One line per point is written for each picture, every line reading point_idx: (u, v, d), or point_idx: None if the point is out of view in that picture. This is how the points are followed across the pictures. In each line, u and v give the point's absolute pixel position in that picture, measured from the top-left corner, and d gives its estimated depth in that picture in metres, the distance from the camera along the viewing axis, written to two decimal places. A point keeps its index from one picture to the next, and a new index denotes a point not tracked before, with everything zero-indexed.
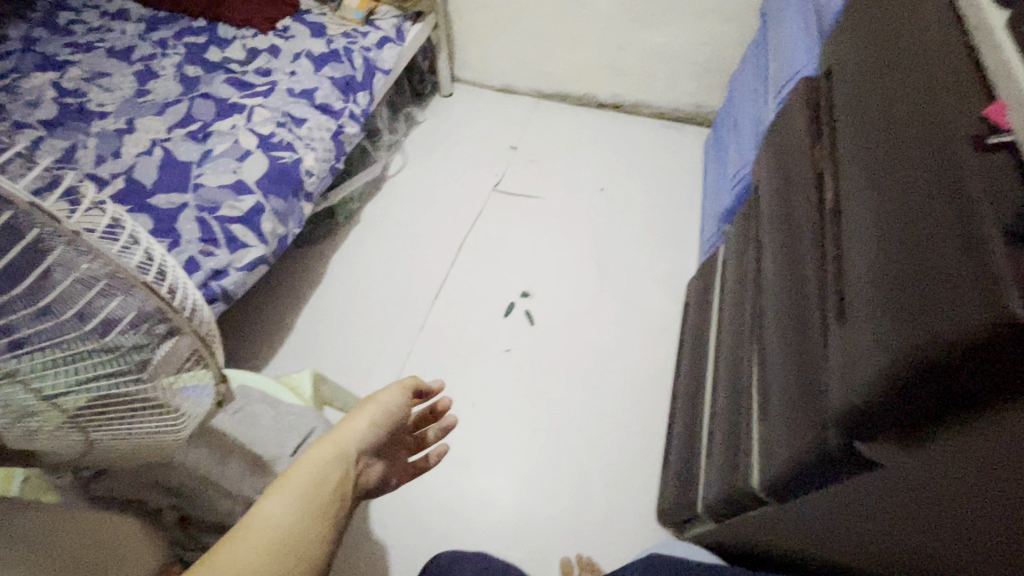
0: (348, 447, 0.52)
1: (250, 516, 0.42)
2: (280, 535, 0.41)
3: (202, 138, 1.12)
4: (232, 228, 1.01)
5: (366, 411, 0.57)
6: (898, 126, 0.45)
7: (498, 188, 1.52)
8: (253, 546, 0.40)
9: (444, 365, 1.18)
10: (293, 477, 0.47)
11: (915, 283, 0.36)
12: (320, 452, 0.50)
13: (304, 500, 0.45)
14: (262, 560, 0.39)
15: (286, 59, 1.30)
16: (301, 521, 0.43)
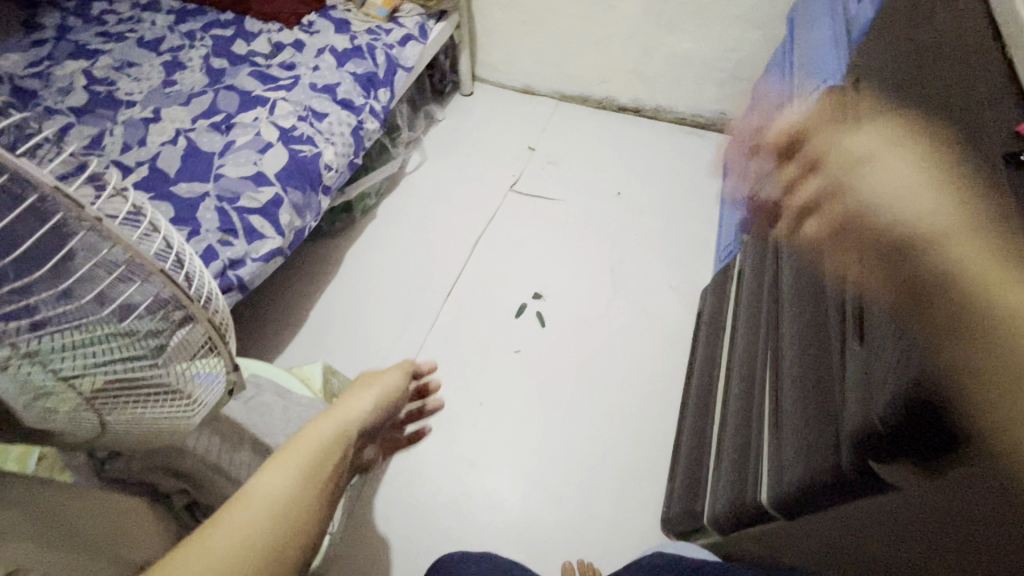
0: (348, 421, 0.54)
1: (253, 482, 0.42)
2: (284, 499, 0.42)
3: (225, 129, 1.13)
4: (251, 219, 1.02)
5: (365, 390, 0.60)
6: (930, 140, 0.43)
7: (516, 188, 1.52)
8: (257, 507, 0.40)
9: (454, 363, 1.18)
10: (294, 447, 0.47)
11: (947, 302, 0.35)
12: (320, 426, 0.51)
13: (306, 468, 0.45)
14: (266, 521, 0.40)
15: (310, 54, 1.31)
16: (301, 488, 0.44)
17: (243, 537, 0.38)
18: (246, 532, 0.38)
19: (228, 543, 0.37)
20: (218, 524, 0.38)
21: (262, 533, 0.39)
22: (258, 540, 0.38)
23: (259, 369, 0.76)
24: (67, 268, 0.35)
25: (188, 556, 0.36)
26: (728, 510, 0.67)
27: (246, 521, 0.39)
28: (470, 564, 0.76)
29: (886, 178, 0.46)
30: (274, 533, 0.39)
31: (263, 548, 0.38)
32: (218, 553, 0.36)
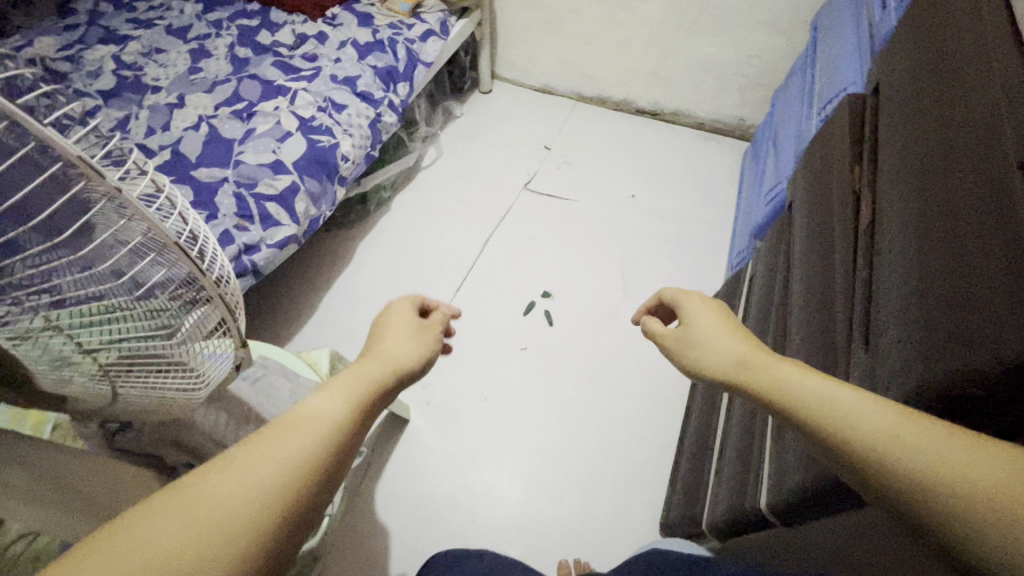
0: (396, 364, 0.49)
1: (298, 407, 0.39)
2: (330, 426, 0.38)
3: (246, 117, 1.15)
4: (267, 205, 1.04)
5: (412, 338, 0.55)
6: (943, 148, 0.43)
7: (530, 187, 1.52)
8: (303, 430, 0.37)
9: (461, 358, 1.19)
10: (344, 380, 0.43)
11: (951, 309, 0.35)
12: (367, 365, 0.47)
13: (353, 401, 0.42)
14: (310, 445, 0.36)
15: (332, 46, 1.33)
16: (348, 420, 0.40)
17: (285, 459, 0.34)
18: (289, 455, 0.35)
19: (271, 465, 0.34)
20: (262, 444, 0.35)
21: (306, 457, 0.35)
22: (302, 464, 0.35)
23: (269, 352, 0.77)
24: (86, 239, 0.36)
25: (230, 472, 0.33)
26: (728, 515, 0.67)
27: (292, 443, 0.35)
28: (466, 558, 0.77)
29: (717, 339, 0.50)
30: (315, 461, 0.36)
31: (308, 474, 0.35)
32: (260, 473, 0.33)
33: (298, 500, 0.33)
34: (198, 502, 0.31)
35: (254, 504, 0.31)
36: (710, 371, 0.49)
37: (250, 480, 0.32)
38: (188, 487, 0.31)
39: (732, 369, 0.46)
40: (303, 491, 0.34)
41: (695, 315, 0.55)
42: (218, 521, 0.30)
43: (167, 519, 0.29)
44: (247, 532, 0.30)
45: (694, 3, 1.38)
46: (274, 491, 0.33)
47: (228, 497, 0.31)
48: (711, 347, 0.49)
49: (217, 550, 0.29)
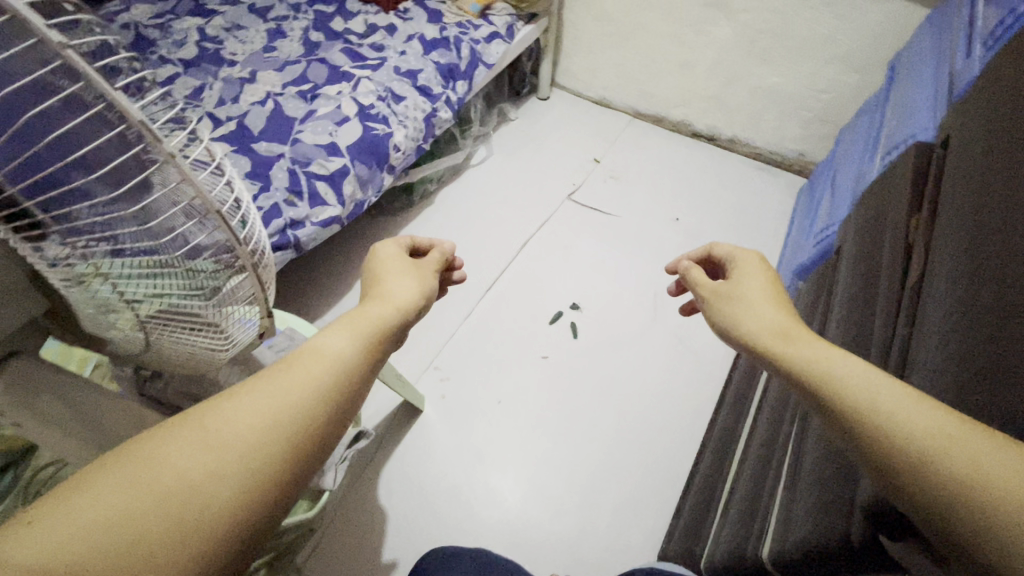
0: (400, 303, 0.51)
1: (306, 348, 0.42)
2: (335, 363, 0.41)
3: (310, 98, 1.20)
4: (317, 185, 1.08)
5: (412, 277, 0.56)
6: (1007, 212, 0.40)
7: (573, 197, 1.52)
8: (310, 370, 0.39)
9: (481, 356, 1.20)
10: (352, 323, 0.45)
11: (995, 382, 0.33)
12: (374, 307, 0.49)
13: (361, 342, 0.44)
14: (313, 380, 0.39)
15: (399, 39, 1.37)
16: (355, 360, 0.42)
17: (290, 394, 0.37)
18: (289, 392, 0.37)
19: (278, 403, 0.36)
20: (268, 383, 0.38)
21: (312, 396, 0.38)
22: (305, 400, 0.37)
23: (298, 324, 0.78)
24: (141, 193, 0.39)
25: (236, 407, 0.35)
26: (727, 559, 0.65)
27: (299, 383, 0.38)
28: (458, 555, 0.77)
29: (761, 301, 0.50)
30: (319, 393, 0.38)
31: (314, 411, 0.37)
32: (266, 410, 0.36)
33: (303, 432, 0.36)
34: (205, 432, 0.33)
35: (258, 439, 0.34)
36: (740, 328, 0.49)
37: (254, 417, 0.35)
38: (195, 420, 0.34)
39: (769, 334, 0.46)
40: (308, 428, 0.37)
41: (746, 276, 0.54)
42: (223, 451, 0.33)
43: (175, 448, 0.32)
44: (252, 462, 0.33)
45: (766, 31, 1.34)
46: (280, 427, 0.35)
47: (234, 430, 0.34)
48: (755, 310, 0.49)
49: (222, 479, 0.32)
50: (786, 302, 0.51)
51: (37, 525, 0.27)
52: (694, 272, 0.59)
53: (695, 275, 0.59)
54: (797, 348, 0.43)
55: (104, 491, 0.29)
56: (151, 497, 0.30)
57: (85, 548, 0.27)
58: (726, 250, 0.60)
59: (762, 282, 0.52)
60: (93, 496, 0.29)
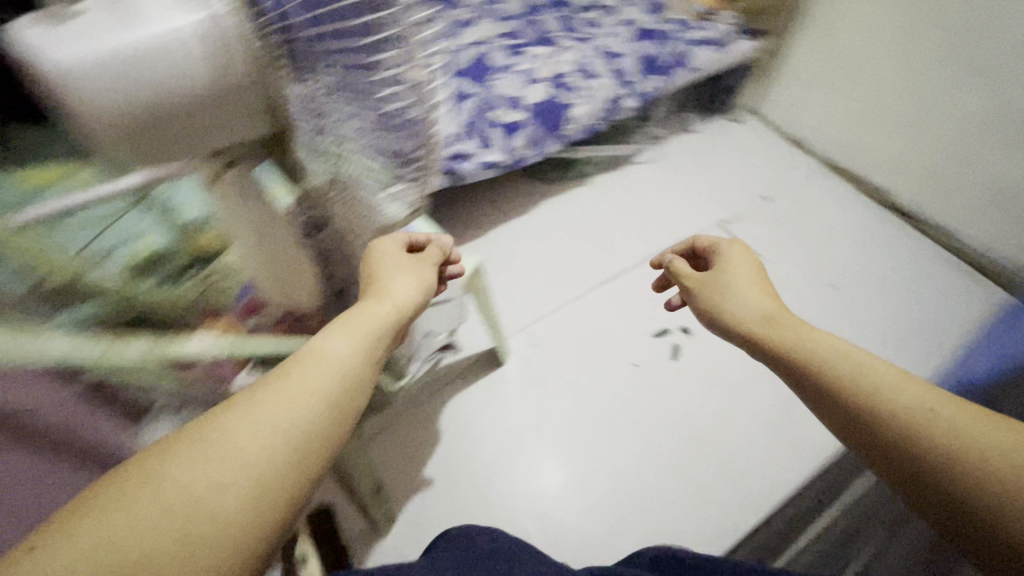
0: (397, 302, 0.64)
1: (310, 355, 0.52)
2: (323, 371, 0.51)
3: (514, 53, 1.27)
4: (493, 130, 1.16)
5: (410, 273, 0.69)
6: None
7: (726, 226, 1.43)
8: (306, 377, 0.50)
9: (571, 342, 1.21)
10: (344, 327, 0.57)
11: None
12: (373, 308, 0.62)
13: (355, 344, 0.56)
14: (301, 389, 0.48)
15: (614, 22, 1.39)
16: (352, 359, 0.54)
17: (279, 403, 0.46)
18: (278, 402, 0.46)
19: (282, 409, 0.46)
20: (268, 394, 0.47)
21: (298, 401, 0.47)
22: (294, 404, 0.47)
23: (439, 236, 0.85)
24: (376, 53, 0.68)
25: (238, 416, 0.44)
26: None
27: (297, 392, 0.48)
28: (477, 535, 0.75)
29: (733, 289, 0.71)
30: (307, 397, 0.48)
31: (310, 416, 0.47)
32: (267, 418, 0.45)
33: (293, 433, 0.45)
34: (202, 445, 0.41)
35: (264, 441, 0.43)
36: (736, 318, 0.69)
37: (260, 423, 0.44)
38: (203, 428, 0.43)
39: (759, 322, 0.66)
40: (306, 426, 0.46)
41: (728, 267, 0.75)
42: (233, 454, 0.41)
43: (188, 452, 0.41)
44: (261, 459, 0.42)
45: None
46: (282, 430, 0.45)
47: (239, 435, 0.43)
48: (737, 300, 0.70)
49: (236, 475, 0.41)
50: (762, 284, 0.72)
51: (46, 546, 0.34)
52: (679, 263, 0.80)
53: (680, 266, 0.79)
54: (785, 334, 0.63)
55: (116, 508, 0.36)
56: (173, 494, 0.38)
57: (103, 560, 0.34)
58: (708, 243, 0.81)
59: (726, 271, 0.74)
60: (98, 514, 0.36)
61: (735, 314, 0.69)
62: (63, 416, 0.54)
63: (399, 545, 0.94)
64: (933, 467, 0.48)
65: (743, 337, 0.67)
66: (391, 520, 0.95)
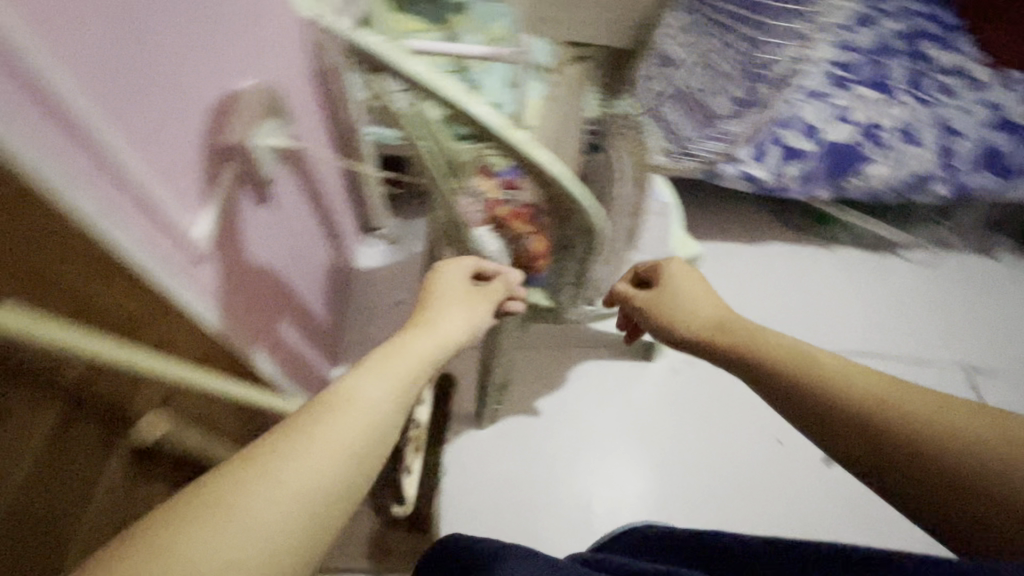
0: (448, 337, 0.53)
1: (346, 398, 0.40)
2: (364, 413, 0.39)
3: (838, 84, 1.16)
4: (772, 149, 1.11)
5: (466, 306, 0.58)
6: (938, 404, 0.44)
7: (968, 372, 1.18)
8: (334, 433, 0.37)
9: (726, 387, 1.12)
10: (387, 364, 0.45)
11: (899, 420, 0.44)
12: (423, 343, 0.50)
13: (398, 389, 0.43)
14: (340, 432, 0.37)
15: (977, 95, 1.16)
16: (396, 404, 0.42)
17: (306, 455, 0.35)
18: (307, 456, 0.35)
19: (310, 481, 0.34)
20: (292, 456, 0.34)
21: (330, 450, 0.36)
22: (326, 455, 0.35)
23: (678, 207, 0.83)
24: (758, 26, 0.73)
25: (248, 488, 0.32)
26: None
27: (329, 450, 0.36)
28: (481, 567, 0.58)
29: (674, 299, 0.65)
30: (341, 446, 0.36)
31: (340, 489, 0.35)
32: (290, 493, 0.33)
33: (323, 498, 0.34)
34: (216, 516, 0.31)
35: (282, 525, 0.32)
36: (691, 328, 0.62)
37: (276, 500, 0.32)
38: (207, 501, 0.31)
39: (711, 330, 0.60)
40: (331, 501, 0.34)
41: (670, 281, 0.67)
42: (244, 545, 0.30)
43: (182, 536, 0.29)
44: (276, 551, 0.31)
45: None
46: (304, 506, 0.33)
47: (248, 520, 0.31)
48: (688, 312, 0.63)
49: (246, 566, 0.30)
50: (709, 290, 0.66)
51: None
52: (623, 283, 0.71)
53: (624, 284, 0.71)
54: (724, 340, 0.58)
55: None
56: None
57: None
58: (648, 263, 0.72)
59: (672, 283, 0.66)
60: None
61: (685, 327, 0.63)
62: (345, 220, 1.10)
63: (487, 444, 1.03)
64: (876, 450, 0.44)
65: (696, 346, 0.61)
66: (492, 420, 1.04)
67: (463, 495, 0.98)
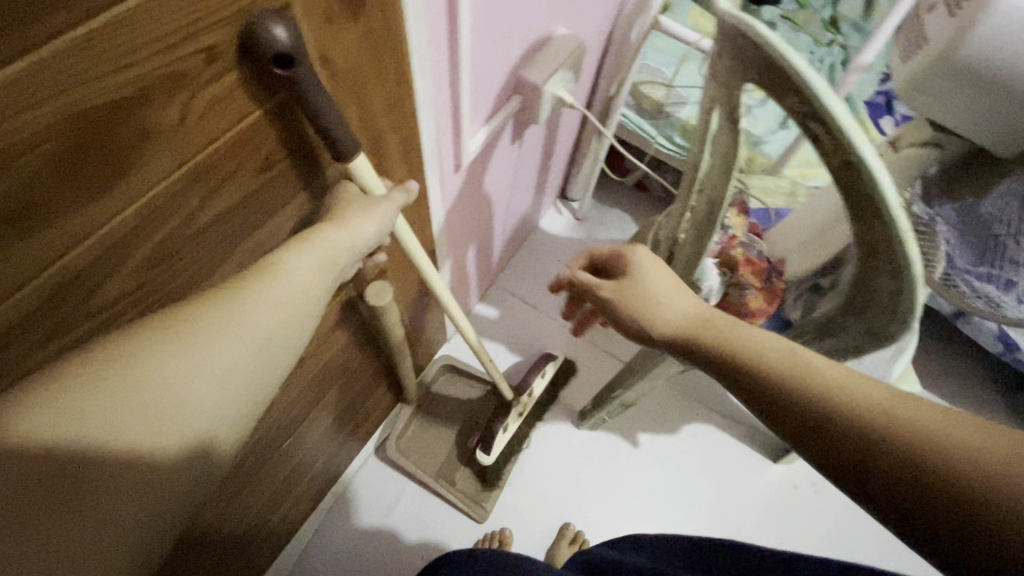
0: (365, 237, 0.41)
1: (259, 281, 0.35)
2: (294, 295, 0.36)
3: None
4: None
5: (379, 203, 0.42)
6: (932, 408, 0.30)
7: None
8: (252, 311, 0.34)
9: (842, 530, 0.97)
10: (307, 240, 0.37)
11: (874, 421, 0.30)
12: (337, 234, 0.39)
13: (319, 274, 0.37)
14: (267, 313, 0.34)
15: None
16: (316, 288, 0.37)
17: (231, 331, 0.33)
18: (233, 336, 0.33)
19: (227, 362, 0.32)
20: (175, 352, 0.30)
21: (263, 328, 0.34)
22: (257, 334, 0.34)
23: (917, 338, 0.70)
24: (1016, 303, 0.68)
25: (141, 377, 0.29)
26: None
27: (235, 346, 0.33)
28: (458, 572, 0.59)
29: (650, 285, 0.48)
30: (271, 325, 0.34)
31: (236, 392, 0.33)
32: (211, 366, 0.32)
33: (255, 366, 0.34)
34: (127, 381, 0.29)
35: (181, 418, 0.30)
36: (658, 323, 0.46)
37: (152, 396, 0.29)
38: (122, 366, 0.29)
39: (685, 320, 0.45)
40: (227, 401, 0.32)
41: (640, 268, 0.50)
42: (166, 410, 0.30)
43: (66, 409, 0.27)
44: (205, 411, 0.31)
45: None
46: (229, 376, 0.32)
47: (169, 384, 0.30)
48: (661, 302, 0.47)
49: (134, 454, 0.28)
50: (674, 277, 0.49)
51: None
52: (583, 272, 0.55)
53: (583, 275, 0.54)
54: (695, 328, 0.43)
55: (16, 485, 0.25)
56: (80, 458, 0.27)
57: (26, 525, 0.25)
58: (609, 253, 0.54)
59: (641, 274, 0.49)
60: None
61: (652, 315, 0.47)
62: (553, 181, 1.13)
63: (577, 444, 1.02)
64: (860, 452, 0.30)
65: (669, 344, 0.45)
66: (592, 427, 1.02)
67: (532, 478, 0.99)
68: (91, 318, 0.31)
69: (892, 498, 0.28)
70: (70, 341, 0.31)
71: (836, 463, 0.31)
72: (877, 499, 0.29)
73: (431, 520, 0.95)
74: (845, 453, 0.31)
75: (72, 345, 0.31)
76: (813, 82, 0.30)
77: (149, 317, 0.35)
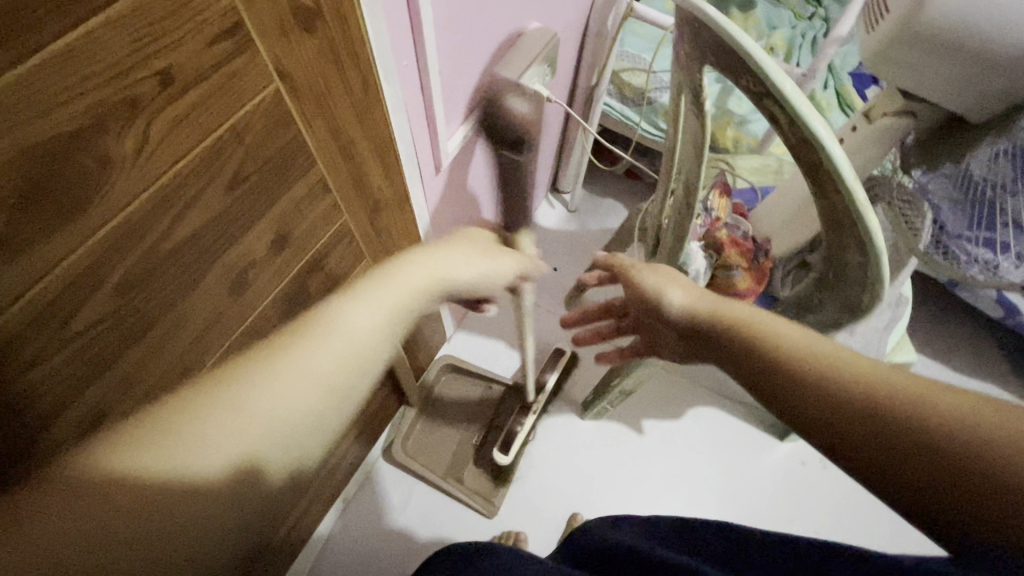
0: (451, 281, 0.41)
1: (320, 325, 0.34)
2: (354, 342, 0.35)
3: None
4: None
5: (476, 249, 0.44)
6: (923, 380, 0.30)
7: None
8: (311, 357, 0.33)
9: (851, 504, 0.96)
10: (377, 282, 0.37)
11: (869, 395, 0.31)
12: (409, 277, 0.38)
13: (387, 319, 0.37)
14: (326, 358, 0.34)
15: None
16: (381, 337, 0.36)
17: (289, 374, 0.32)
18: (291, 380, 0.33)
19: (280, 405, 0.32)
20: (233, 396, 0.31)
21: (320, 373, 0.33)
22: (314, 378, 0.33)
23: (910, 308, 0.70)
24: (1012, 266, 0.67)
25: (197, 418, 0.29)
26: None
27: (291, 390, 0.32)
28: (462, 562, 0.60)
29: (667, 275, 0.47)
30: (329, 370, 0.34)
31: (299, 433, 0.32)
32: (264, 410, 0.31)
33: (308, 412, 0.33)
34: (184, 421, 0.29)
35: (229, 462, 0.29)
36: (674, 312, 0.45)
37: (221, 439, 0.29)
38: (181, 407, 0.29)
39: (702, 306, 0.44)
40: (284, 442, 0.32)
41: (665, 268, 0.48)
42: (219, 452, 0.29)
43: (124, 446, 0.27)
44: (254, 453, 0.30)
45: None
46: (281, 420, 0.32)
47: (223, 425, 0.30)
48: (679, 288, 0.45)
49: (184, 491, 0.28)
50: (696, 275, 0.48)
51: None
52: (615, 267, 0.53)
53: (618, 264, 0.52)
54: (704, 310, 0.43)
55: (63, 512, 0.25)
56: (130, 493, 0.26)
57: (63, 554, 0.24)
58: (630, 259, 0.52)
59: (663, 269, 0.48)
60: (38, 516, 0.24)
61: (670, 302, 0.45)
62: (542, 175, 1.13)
63: (583, 436, 1.03)
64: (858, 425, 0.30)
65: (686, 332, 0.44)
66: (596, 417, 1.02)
67: (540, 471, 1.00)
68: (73, 343, 0.32)
69: (884, 466, 0.29)
70: (57, 363, 0.32)
71: (833, 437, 0.32)
72: (871, 470, 0.30)
73: (443, 518, 0.96)
74: (843, 423, 0.31)
75: (60, 366, 0.32)
76: (765, 62, 0.31)
77: (128, 339, 0.36)
